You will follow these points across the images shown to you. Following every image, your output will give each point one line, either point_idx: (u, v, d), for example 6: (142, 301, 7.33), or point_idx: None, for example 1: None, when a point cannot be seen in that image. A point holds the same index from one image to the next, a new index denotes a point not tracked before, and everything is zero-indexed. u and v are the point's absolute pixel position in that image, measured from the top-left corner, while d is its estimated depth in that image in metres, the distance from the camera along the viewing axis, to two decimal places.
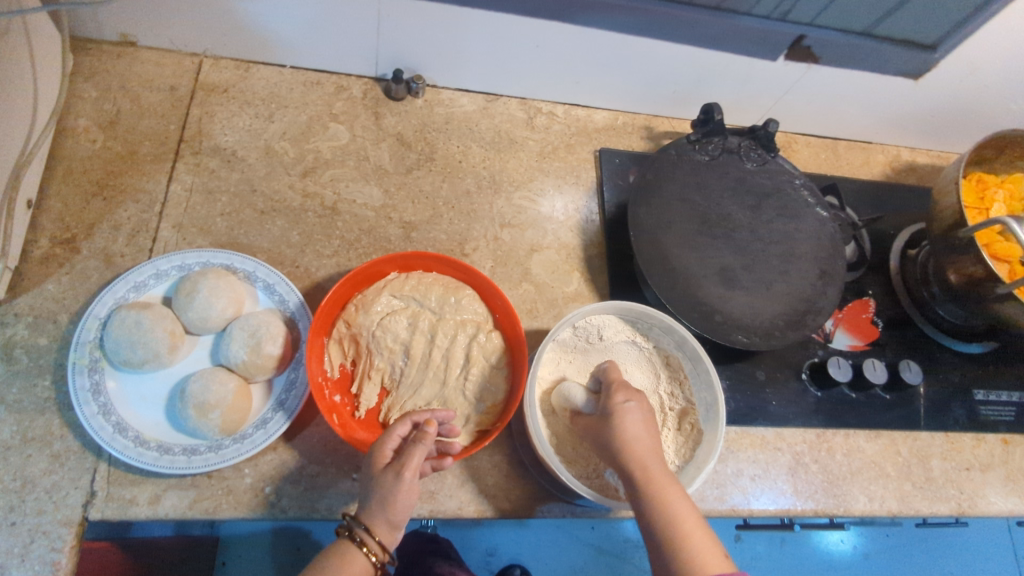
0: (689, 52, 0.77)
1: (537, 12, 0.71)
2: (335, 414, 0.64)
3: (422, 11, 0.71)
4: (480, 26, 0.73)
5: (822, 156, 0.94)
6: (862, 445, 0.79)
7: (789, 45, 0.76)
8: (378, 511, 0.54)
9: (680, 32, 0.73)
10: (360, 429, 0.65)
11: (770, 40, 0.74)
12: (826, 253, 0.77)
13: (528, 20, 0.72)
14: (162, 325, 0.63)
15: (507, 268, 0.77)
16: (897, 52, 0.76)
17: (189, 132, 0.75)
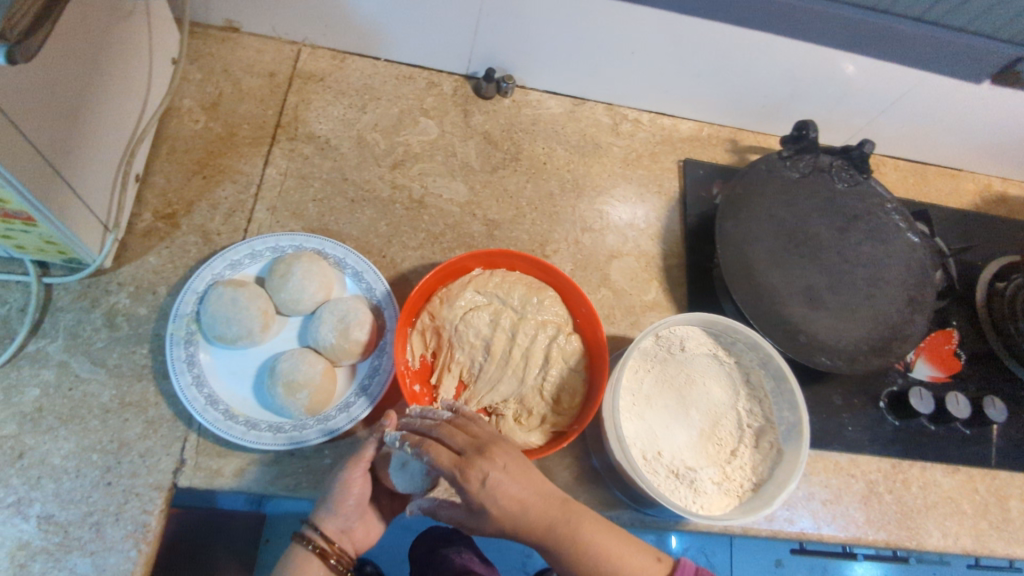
0: (785, 65, 0.76)
1: (638, 16, 0.71)
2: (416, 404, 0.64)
3: (523, 12, 0.72)
4: (585, 27, 0.73)
5: (909, 180, 0.91)
6: (939, 479, 0.76)
7: (889, 64, 0.75)
8: (329, 514, 0.58)
9: (779, 43, 0.72)
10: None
11: (871, 55, 0.73)
12: (916, 279, 0.75)
13: (628, 24, 0.72)
14: (257, 303, 0.65)
15: (587, 271, 0.77)
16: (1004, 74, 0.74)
17: (286, 118, 0.76)
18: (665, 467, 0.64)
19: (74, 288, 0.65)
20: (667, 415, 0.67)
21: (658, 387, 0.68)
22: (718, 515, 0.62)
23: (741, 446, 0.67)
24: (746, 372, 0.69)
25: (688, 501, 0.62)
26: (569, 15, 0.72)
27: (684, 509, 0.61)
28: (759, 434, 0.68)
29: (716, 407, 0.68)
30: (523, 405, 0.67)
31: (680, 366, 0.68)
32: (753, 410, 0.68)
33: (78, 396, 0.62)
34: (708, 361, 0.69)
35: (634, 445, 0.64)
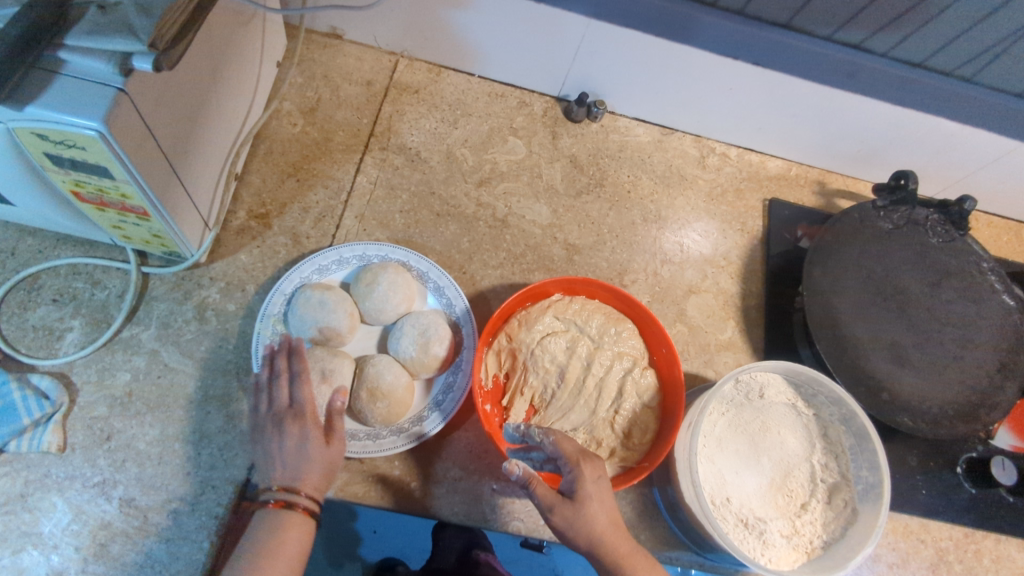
0: (889, 114, 0.75)
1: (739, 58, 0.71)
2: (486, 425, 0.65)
3: (625, 48, 0.72)
4: (688, 69, 0.74)
5: (1003, 238, 0.88)
6: (1014, 554, 0.73)
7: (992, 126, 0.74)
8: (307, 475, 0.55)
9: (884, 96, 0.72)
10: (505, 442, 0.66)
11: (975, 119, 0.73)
12: (1009, 344, 0.72)
13: (732, 66, 0.72)
14: (342, 309, 0.66)
15: (664, 305, 0.76)
16: None
17: (379, 127, 0.78)
18: (733, 515, 0.63)
19: (169, 279, 0.67)
20: (738, 461, 0.66)
21: (731, 431, 0.67)
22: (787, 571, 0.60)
23: (812, 500, 0.65)
24: (824, 426, 0.68)
25: (754, 552, 0.61)
26: (682, 54, 0.72)
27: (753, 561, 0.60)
28: (832, 490, 0.66)
29: (789, 457, 0.67)
30: (592, 436, 0.66)
31: (756, 412, 0.67)
32: (828, 465, 0.67)
33: (166, 384, 0.63)
34: (785, 411, 0.68)
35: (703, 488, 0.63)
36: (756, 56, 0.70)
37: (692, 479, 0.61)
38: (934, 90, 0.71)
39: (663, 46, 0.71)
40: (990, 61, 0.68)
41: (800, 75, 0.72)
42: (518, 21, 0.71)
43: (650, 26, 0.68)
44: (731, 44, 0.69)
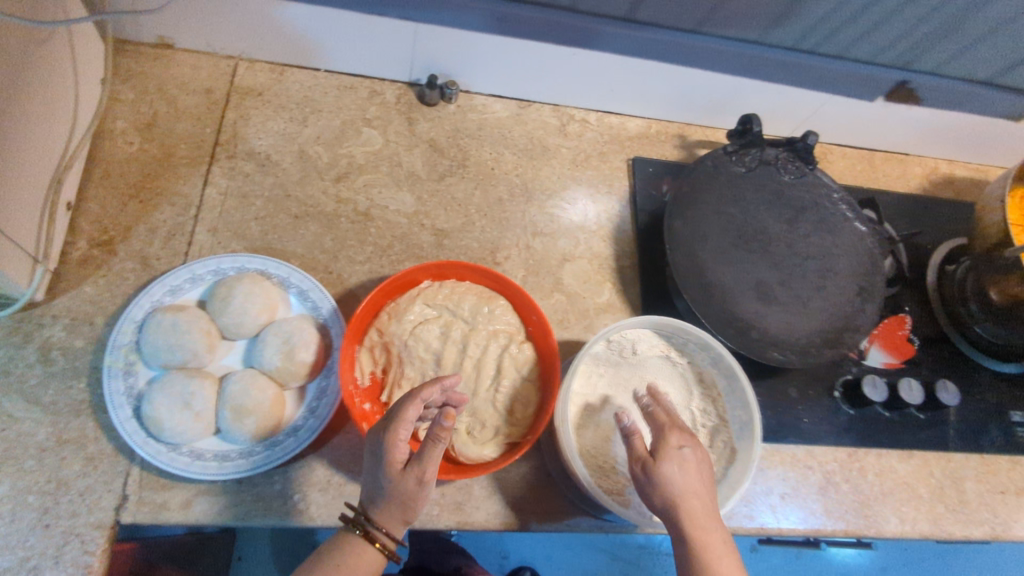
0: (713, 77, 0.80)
1: (556, 42, 0.74)
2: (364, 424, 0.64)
3: (456, 40, 0.74)
4: (519, 53, 0.76)
5: (858, 167, 0.93)
6: (895, 465, 0.78)
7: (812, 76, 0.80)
8: (393, 514, 0.53)
9: (700, 60, 0.77)
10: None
11: (791, 70, 0.79)
12: (865, 269, 0.76)
13: (554, 49, 0.75)
14: (198, 327, 0.63)
15: (539, 276, 0.76)
16: (925, 88, 0.83)
17: (224, 135, 0.74)
18: (617, 473, 0.64)
19: (5, 324, 0.63)
20: (621, 420, 0.67)
21: (610, 391, 0.68)
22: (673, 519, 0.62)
23: (696, 446, 0.66)
24: (699, 371, 0.70)
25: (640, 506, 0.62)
26: (521, 29, 0.72)
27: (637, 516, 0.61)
28: (714, 433, 0.67)
29: (670, 409, 0.68)
30: (476, 418, 0.66)
31: (632, 369, 0.68)
32: (707, 409, 0.68)
33: (11, 436, 0.59)
34: (660, 363, 0.69)
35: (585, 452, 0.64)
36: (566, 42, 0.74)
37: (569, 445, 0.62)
38: (728, 54, 0.76)
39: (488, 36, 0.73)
40: (805, 22, 0.72)
41: (631, 46, 0.75)
42: (347, 17, 0.70)
43: (465, 23, 0.71)
44: (539, 32, 0.73)
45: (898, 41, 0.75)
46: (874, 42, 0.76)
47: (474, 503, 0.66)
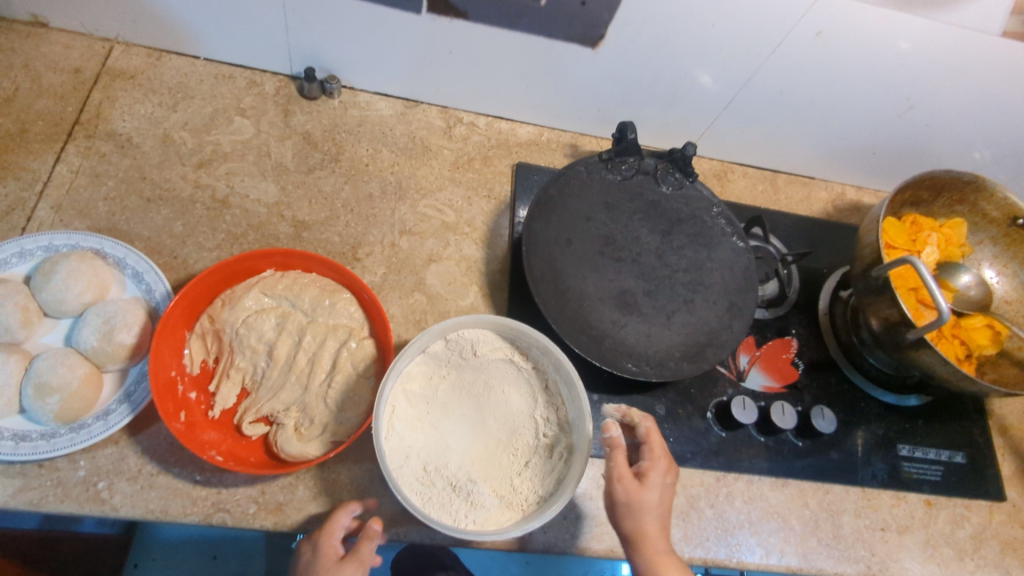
0: (600, 82, 0.80)
1: (432, 45, 0.75)
2: (182, 412, 0.61)
3: (332, 35, 0.74)
4: (397, 53, 0.76)
5: (759, 187, 0.93)
6: (766, 493, 0.73)
7: (695, 91, 0.81)
8: None
9: (578, 63, 0.77)
10: (210, 430, 0.63)
11: (679, 89, 0.81)
12: (738, 285, 0.73)
13: (432, 51, 0.76)
14: (14, 301, 0.61)
15: (401, 275, 0.74)
16: (811, 118, 0.85)
17: (86, 114, 0.73)
18: (444, 478, 0.60)
19: None
20: (463, 425, 0.64)
21: (454, 394, 0.65)
22: (493, 529, 0.57)
23: (535, 456, 0.63)
24: (544, 377, 0.66)
25: (458, 514, 0.58)
26: (394, 27, 0.72)
27: (452, 524, 0.56)
28: (554, 442, 0.63)
29: (513, 415, 0.65)
30: (305, 413, 0.63)
31: (474, 372, 0.65)
32: (549, 417, 0.65)
33: None
34: (506, 367, 0.66)
35: (416, 455, 0.60)
36: (445, 47, 0.75)
37: (389, 444, 0.59)
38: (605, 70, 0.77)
39: (363, 34, 0.73)
40: (678, 36, 0.72)
41: (507, 50, 0.75)
42: (218, 10, 0.71)
43: (338, 22, 0.72)
44: (416, 31, 0.73)
45: (769, 69, 0.76)
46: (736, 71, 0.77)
47: (295, 504, 0.62)
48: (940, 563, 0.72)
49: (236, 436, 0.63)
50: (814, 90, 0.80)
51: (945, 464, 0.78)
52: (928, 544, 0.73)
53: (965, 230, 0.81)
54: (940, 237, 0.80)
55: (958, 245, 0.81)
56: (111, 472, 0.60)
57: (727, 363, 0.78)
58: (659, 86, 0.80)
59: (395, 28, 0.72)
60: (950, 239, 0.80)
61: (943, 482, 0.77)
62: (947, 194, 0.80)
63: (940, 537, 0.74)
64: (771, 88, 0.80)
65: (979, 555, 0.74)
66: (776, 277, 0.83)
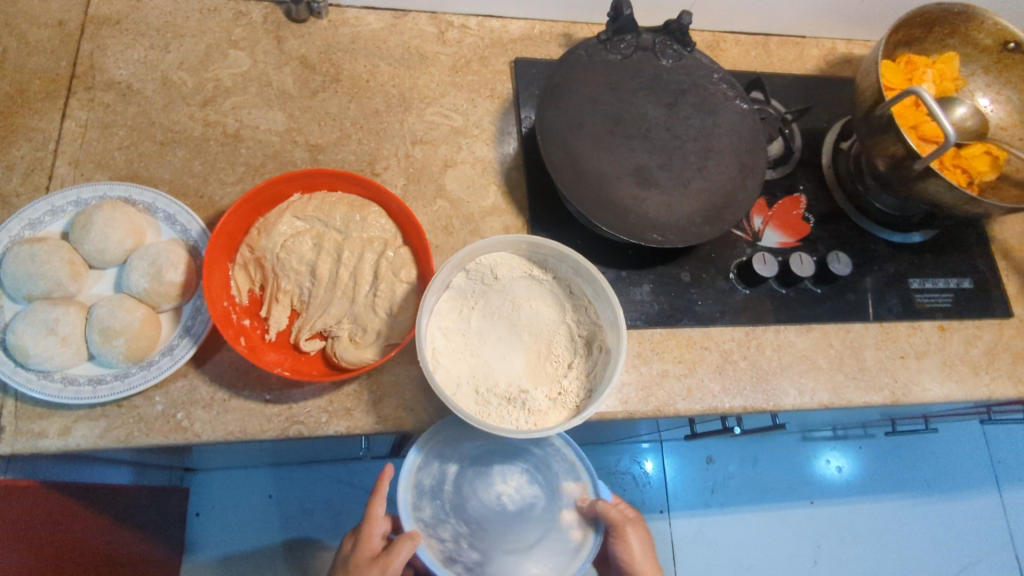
0: None
1: None
2: (242, 337, 0.64)
3: None
4: None
5: (752, 53, 0.93)
6: (793, 340, 0.77)
7: None
8: None
9: None
10: (270, 351, 0.66)
11: None
12: (746, 147, 0.75)
13: None
14: (60, 255, 0.62)
15: (420, 184, 0.75)
16: None
17: (81, 67, 0.72)
18: (497, 395, 0.63)
19: None
20: (501, 345, 0.66)
21: (485, 320, 0.67)
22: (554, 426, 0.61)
23: (575, 357, 0.66)
24: (567, 285, 0.69)
25: (519, 423, 0.61)
26: None
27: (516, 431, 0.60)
28: (591, 340, 0.67)
29: (546, 326, 0.67)
30: (358, 324, 0.66)
31: (500, 296, 0.67)
32: (580, 319, 0.68)
33: None
34: (528, 285, 0.68)
35: (464, 381, 0.63)
36: None
37: (438, 375, 0.61)
38: None
39: None
40: None
41: None
42: None
43: None
44: None
45: None
46: None
47: (363, 408, 0.66)
48: (958, 380, 0.78)
49: (295, 353, 0.67)
50: None
51: (954, 291, 0.83)
52: (945, 365, 0.79)
53: (957, 62, 0.82)
54: (935, 72, 0.81)
55: (953, 79, 0.82)
56: (186, 402, 0.63)
57: (743, 226, 0.81)
58: None
59: None
60: (943, 74, 0.81)
61: (954, 308, 0.82)
62: (939, 29, 0.81)
63: (955, 357, 0.80)
64: None
65: (993, 368, 0.80)
66: (780, 136, 0.85)
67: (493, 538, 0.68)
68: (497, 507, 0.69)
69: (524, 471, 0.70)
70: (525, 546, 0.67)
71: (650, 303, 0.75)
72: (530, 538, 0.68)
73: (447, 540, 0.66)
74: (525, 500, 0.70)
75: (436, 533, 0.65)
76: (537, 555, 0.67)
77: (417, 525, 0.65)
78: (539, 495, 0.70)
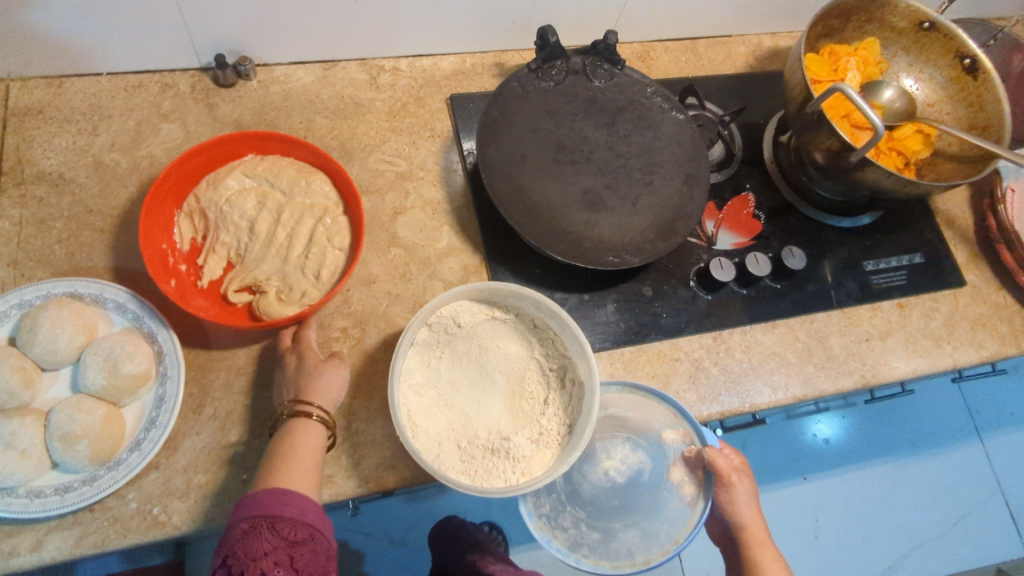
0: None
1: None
2: (173, 280, 0.67)
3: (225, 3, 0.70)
4: (300, 15, 0.74)
5: (682, 58, 0.95)
6: (760, 338, 0.79)
7: None
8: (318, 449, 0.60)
9: None
10: (199, 298, 0.68)
11: None
12: (689, 156, 0.76)
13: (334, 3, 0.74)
14: (9, 363, 0.60)
15: (372, 235, 0.75)
16: None
17: (8, 162, 0.70)
18: (481, 446, 0.63)
19: None
20: (474, 391, 0.66)
21: (454, 367, 0.66)
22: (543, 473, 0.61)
23: (550, 392, 0.67)
24: (529, 320, 0.69)
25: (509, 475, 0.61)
26: None
27: (504, 485, 0.60)
28: (561, 372, 0.68)
29: (516, 364, 0.68)
30: (286, 283, 0.68)
31: (465, 342, 0.67)
32: (548, 352, 0.68)
33: None
34: (492, 325, 0.68)
35: (445, 439, 0.63)
36: None
37: (419, 441, 0.61)
38: None
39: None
40: None
41: None
42: (107, 17, 0.67)
43: None
44: None
45: None
46: None
47: (343, 473, 0.65)
48: (922, 354, 0.80)
49: (222, 304, 0.69)
50: None
51: (907, 267, 0.86)
52: (909, 341, 0.81)
53: (878, 47, 0.85)
54: (858, 59, 0.83)
55: (875, 63, 0.85)
56: (161, 494, 0.62)
57: (697, 233, 0.82)
58: None
59: None
60: (866, 59, 0.84)
61: (909, 284, 0.84)
62: (856, 17, 0.84)
63: (917, 332, 0.82)
64: None
65: (954, 338, 0.82)
66: (720, 138, 0.86)
67: (610, 515, 0.74)
68: (608, 482, 0.75)
69: (626, 442, 0.76)
70: (656, 514, 0.72)
71: (617, 323, 0.76)
72: (645, 506, 0.73)
73: (570, 529, 0.72)
74: (632, 469, 0.75)
75: (557, 526, 0.72)
76: (650, 529, 0.71)
77: (542, 521, 0.71)
78: (644, 462, 0.75)
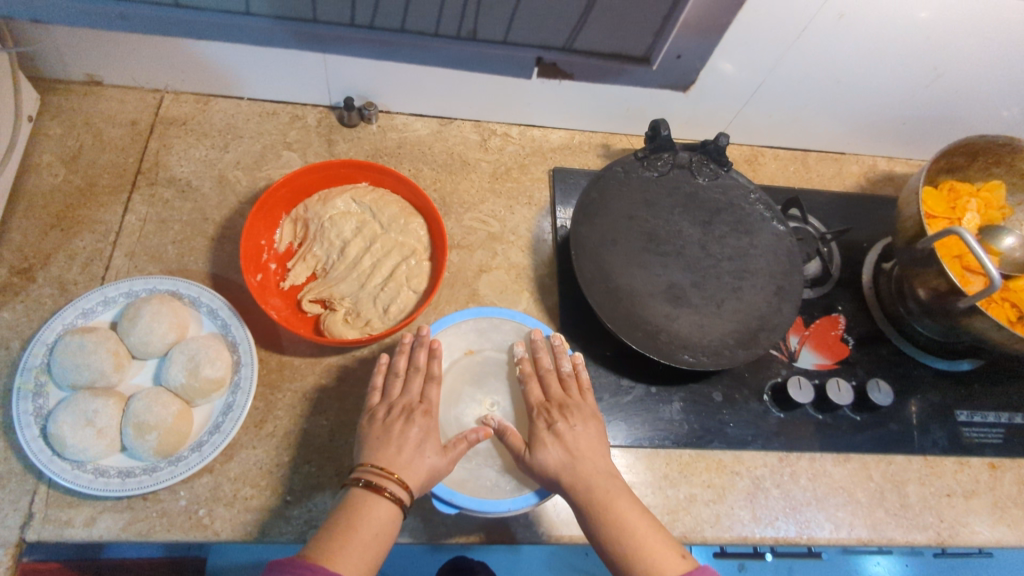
0: (631, 88, 0.82)
1: (463, 64, 0.77)
2: (260, 274, 0.72)
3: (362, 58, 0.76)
4: (428, 78, 0.79)
5: (790, 168, 0.94)
6: (829, 469, 0.74)
7: (720, 85, 0.82)
8: None
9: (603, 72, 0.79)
10: (277, 297, 0.72)
11: (704, 88, 0.83)
12: (783, 268, 0.75)
13: (461, 71, 0.78)
14: (106, 346, 0.65)
15: (454, 288, 0.77)
16: (836, 102, 0.86)
17: (146, 164, 0.77)
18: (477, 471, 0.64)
19: None
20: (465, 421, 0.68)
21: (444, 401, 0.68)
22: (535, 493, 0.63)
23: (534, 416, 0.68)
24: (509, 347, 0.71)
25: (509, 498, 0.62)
26: (423, 54, 0.75)
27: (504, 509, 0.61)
28: None
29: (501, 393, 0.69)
30: (355, 307, 0.71)
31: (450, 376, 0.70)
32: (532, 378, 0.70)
33: None
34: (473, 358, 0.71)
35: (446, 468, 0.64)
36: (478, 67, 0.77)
37: None
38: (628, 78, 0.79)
39: (397, 56, 0.75)
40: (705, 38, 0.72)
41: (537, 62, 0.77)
42: (259, 54, 0.74)
43: (369, 50, 0.74)
44: (445, 54, 0.75)
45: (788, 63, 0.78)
46: (754, 62, 0.77)
47: None
48: (1010, 524, 0.73)
49: (295, 310, 0.72)
50: (838, 71, 0.79)
51: (1005, 426, 0.79)
52: (996, 506, 0.74)
53: (1002, 192, 0.81)
54: (979, 201, 0.80)
55: (998, 208, 0.81)
56: (209, 498, 0.64)
57: (779, 346, 0.80)
58: (684, 86, 0.82)
59: (429, 54, 0.75)
60: (990, 203, 0.80)
61: (1005, 444, 0.78)
62: (983, 158, 0.80)
63: (1007, 498, 0.75)
64: (792, 77, 0.81)
65: None
66: (818, 256, 0.85)
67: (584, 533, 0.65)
68: None
69: None
70: None
71: (680, 423, 0.73)
72: None
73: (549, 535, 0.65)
74: None
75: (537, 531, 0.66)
76: None
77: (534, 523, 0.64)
78: None
